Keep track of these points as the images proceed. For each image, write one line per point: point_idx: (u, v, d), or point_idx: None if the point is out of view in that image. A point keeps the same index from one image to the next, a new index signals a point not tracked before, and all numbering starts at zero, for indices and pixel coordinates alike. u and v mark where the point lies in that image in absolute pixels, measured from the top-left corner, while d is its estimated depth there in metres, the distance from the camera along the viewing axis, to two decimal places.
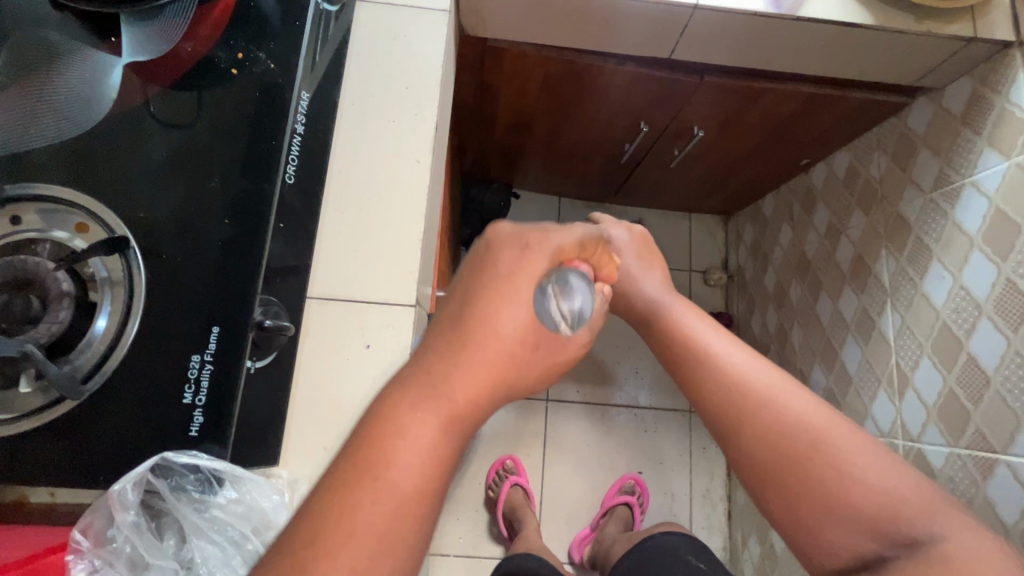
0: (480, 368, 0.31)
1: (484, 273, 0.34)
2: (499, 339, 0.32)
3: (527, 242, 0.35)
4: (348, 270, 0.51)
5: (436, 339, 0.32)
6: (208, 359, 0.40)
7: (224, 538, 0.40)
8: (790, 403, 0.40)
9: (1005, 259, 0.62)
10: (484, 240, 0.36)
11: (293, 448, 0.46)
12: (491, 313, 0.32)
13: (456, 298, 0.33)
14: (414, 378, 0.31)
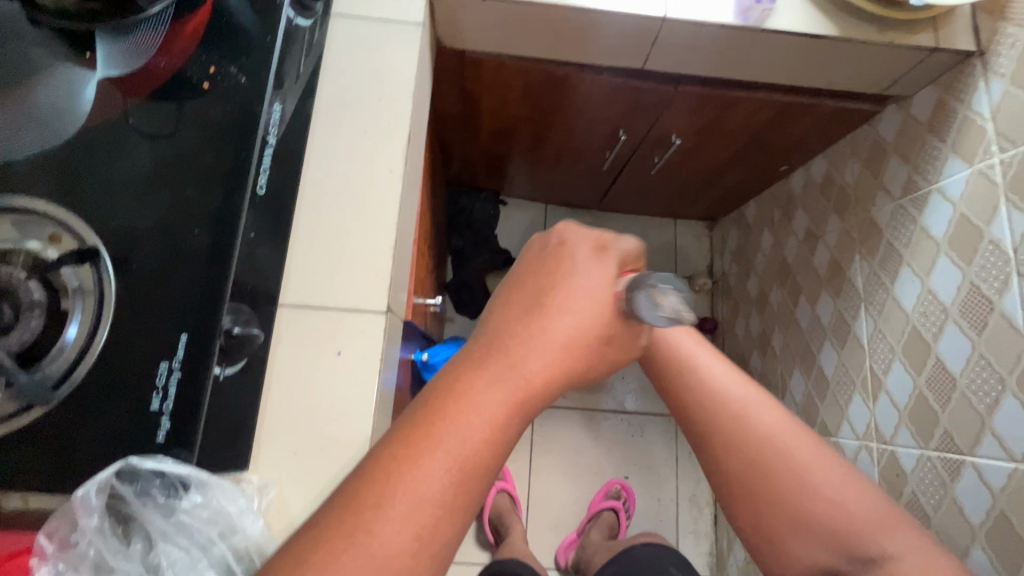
0: (551, 355, 0.33)
1: (560, 266, 0.37)
2: (568, 332, 0.34)
3: (595, 238, 0.38)
4: (319, 279, 0.52)
5: (507, 326, 0.34)
6: (176, 366, 0.41)
7: (191, 542, 0.41)
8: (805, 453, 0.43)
9: (969, 264, 0.63)
10: (554, 234, 0.39)
11: (264, 453, 0.47)
12: (563, 300, 0.35)
13: (530, 281, 0.36)
14: (476, 367, 0.33)
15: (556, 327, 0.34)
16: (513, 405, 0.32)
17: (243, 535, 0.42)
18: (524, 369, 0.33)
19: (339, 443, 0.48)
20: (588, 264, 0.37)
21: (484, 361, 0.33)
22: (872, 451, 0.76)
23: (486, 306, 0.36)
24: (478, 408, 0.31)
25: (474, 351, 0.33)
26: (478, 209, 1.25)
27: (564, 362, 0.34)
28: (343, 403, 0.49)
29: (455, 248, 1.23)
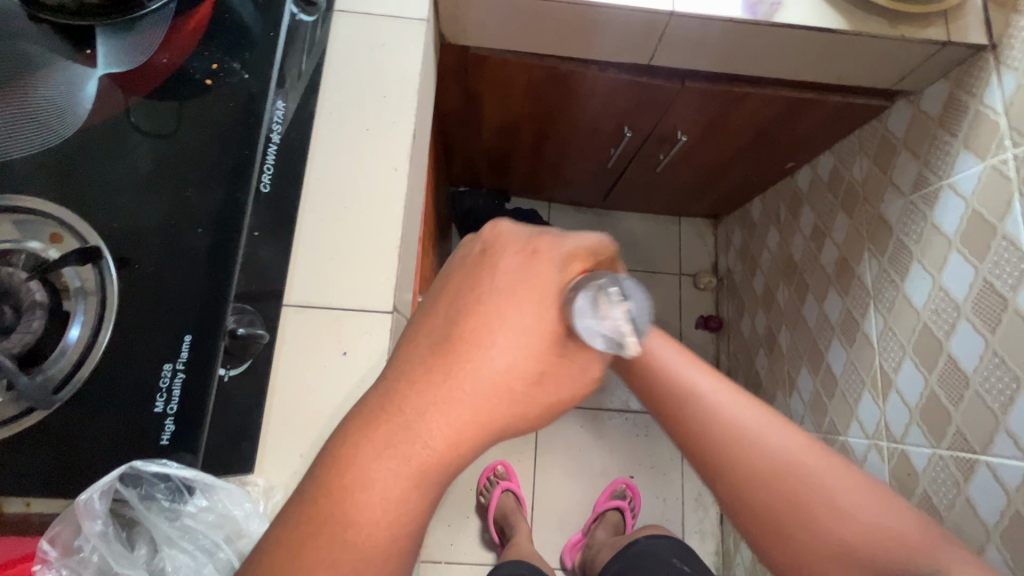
0: (464, 394, 0.31)
1: (479, 285, 0.32)
2: (485, 368, 0.31)
3: (525, 243, 0.33)
4: (324, 277, 0.51)
5: (404, 373, 0.31)
6: (180, 368, 0.40)
7: (196, 546, 0.40)
8: (776, 439, 0.38)
9: (982, 260, 0.62)
10: (480, 240, 0.34)
11: (269, 456, 0.46)
12: (477, 323, 0.31)
13: (444, 312, 0.32)
14: (375, 420, 0.31)
15: (471, 365, 0.31)
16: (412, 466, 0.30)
17: (248, 538, 0.41)
18: (433, 420, 0.30)
19: None
20: (514, 278, 0.32)
21: (391, 411, 0.31)
22: (882, 450, 0.75)
23: (411, 329, 0.33)
24: (386, 464, 0.30)
25: (382, 398, 0.31)
26: (482, 204, 1.22)
27: (480, 406, 0.31)
28: (350, 403, 0.48)
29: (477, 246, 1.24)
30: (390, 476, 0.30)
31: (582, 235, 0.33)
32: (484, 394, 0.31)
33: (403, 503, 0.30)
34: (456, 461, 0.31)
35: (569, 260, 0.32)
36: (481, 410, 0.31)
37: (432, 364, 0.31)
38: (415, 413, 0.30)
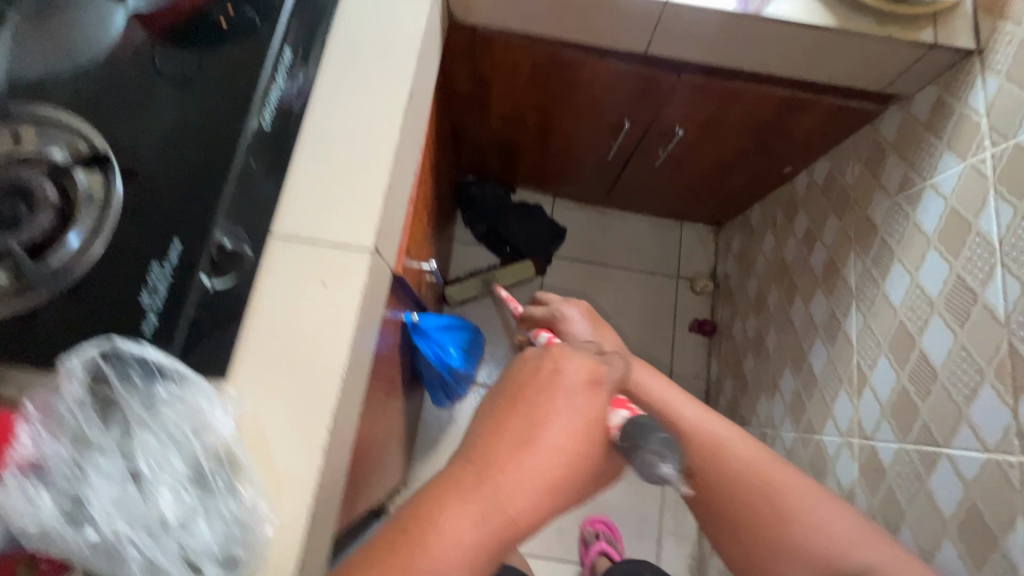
0: (537, 478, 0.37)
1: (551, 390, 0.41)
2: (559, 453, 0.38)
3: (591, 369, 0.43)
4: (311, 214, 0.55)
5: (487, 457, 0.38)
6: (167, 270, 0.44)
7: (163, 432, 0.43)
8: (754, 462, 0.53)
9: (956, 257, 0.63)
10: (551, 360, 0.43)
11: (242, 368, 0.50)
12: (551, 418, 0.40)
13: (519, 409, 0.40)
14: (458, 499, 0.36)
15: (545, 444, 0.39)
16: (486, 538, 0.35)
17: (215, 434, 0.44)
18: (512, 489, 0.37)
19: (315, 367, 0.51)
20: (577, 387, 0.42)
21: (477, 481, 0.37)
22: (853, 448, 0.75)
23: (486, 419, 0.40)
24: (462, 524, 0.35)
25: (473, 474, 0.37)
26: (489, 193, 1.28)
27: (550, 482, 0.38)
28: (323, 328, 0.52)
29: (481, 235, 1.31)
30: (466, 538, 0.35)
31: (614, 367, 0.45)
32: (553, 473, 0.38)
33: (476, 565, 0.35)
34: (522, 531, 0.37)
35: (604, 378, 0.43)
36: (547, 484, 0.38)
37: (515, 444, 0.38)
38: (497, 479, 0.37)
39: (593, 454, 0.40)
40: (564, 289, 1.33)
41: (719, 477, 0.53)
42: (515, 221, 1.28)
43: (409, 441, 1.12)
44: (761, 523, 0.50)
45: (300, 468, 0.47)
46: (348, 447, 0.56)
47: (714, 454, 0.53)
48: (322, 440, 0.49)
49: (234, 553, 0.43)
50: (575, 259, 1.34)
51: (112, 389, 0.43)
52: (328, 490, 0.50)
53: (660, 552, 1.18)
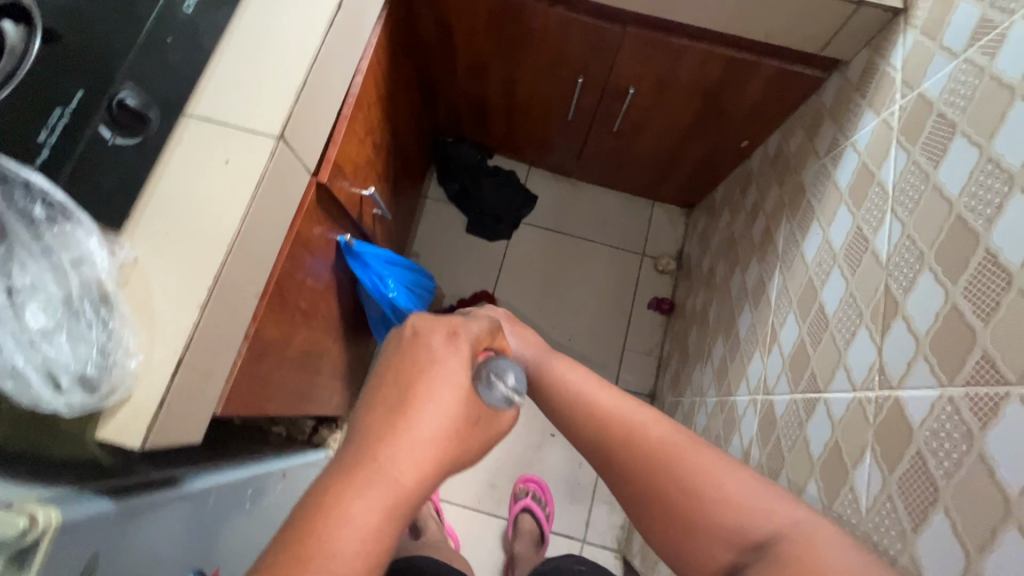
0: (427, 443, 0.34)
1: (419, 357, 0.38)
2: (445, 416, 0.35)
3: (447, 326, 0.40)
4: (227, 99, 0.58)
5: (365, 432, 0.34)
6: (66, 114, 0.50)
7: (41, 255, 0.47)
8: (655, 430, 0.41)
9: (859, 208, 0.64)
10: (410, 326, 0.40)
11: (141, 226, 0.52)
12: (430, 387, 0.36)
13: (391, 378, 0.37)
14: (343, 481, 0.32)
15: (430, 408, 0.35)
16: (383, 513, 0.31)
17: (90, 267, 0.48)
18: (406, 461, 0.33)
19: (206, 234, 0.53)
20: (446, 347, 0.39)
21: (362, 460, 0.33)
22: (756, 404, 0.75)
23: (360, 399, 0.36)
24: (361, 509, 0.31)
25: (356, 450, 0.33)
26: (465, 156, 1.30)
27: (439, 446, 0.35)
28: (219, 201, 0.55)
29: (453, 194, 1.35)
30: (364, 522, 0.31)
31: (478, 323, 0.44)
32: (445, 437, 0.35)
33: (379, 544, 0.31)
34: (425, 500, 0.34)
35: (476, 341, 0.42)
36: (434, 448, 0.34)
37: (395, 416, 0.35)
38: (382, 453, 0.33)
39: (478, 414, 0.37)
40: (530, 255, 1.35)
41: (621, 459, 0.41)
42: (488, 185, 1.31)
43: (355, 377, 1.16)
44: (651, 487, 0.39)
45: (174, 319, 0.51)
46: (236, 323, 0.59)
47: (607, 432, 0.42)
48: (200, 300, 0.52)
49: (89, 374, 0.46)
50: (544, 227, 1.37)
51: None
52: (203, 349, 0.54)
53: (590, 517, 1.19)
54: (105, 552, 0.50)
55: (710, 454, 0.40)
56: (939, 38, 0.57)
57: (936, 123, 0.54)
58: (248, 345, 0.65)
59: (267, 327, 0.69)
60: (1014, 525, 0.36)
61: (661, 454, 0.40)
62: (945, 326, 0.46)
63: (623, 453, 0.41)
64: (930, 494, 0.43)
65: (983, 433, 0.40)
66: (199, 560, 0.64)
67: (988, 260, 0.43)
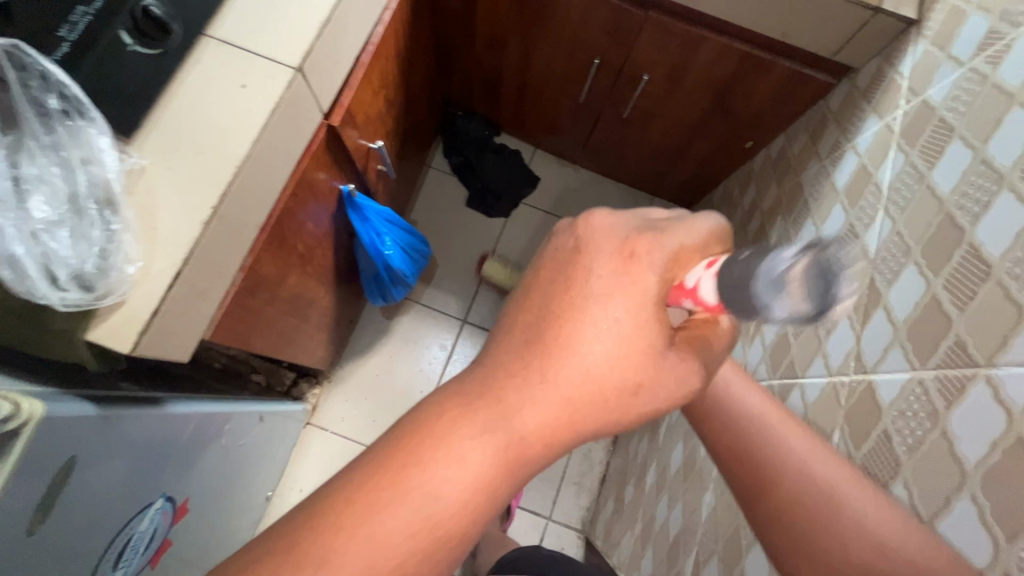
0: (555, 401, 0.34)
1: (575, 278, 0.36)
2: (580, 375, 0.34)
3: (621, 249, 0.35)
4: (249, 25, 0.58)
5: (497, 367, 0.35)
6: (90, 13, 0.51)
7: (50, 149, 0.48)
8: (816, 466, 0.43)
9: (853, 207, 0.66)
10: (576, 238, 0.37)
11: (152, 135, 0.52)
12: (559, 338, 0.34)
13: (535, 312, 0.36)
14: (455, 417, 0.34)
15: (568, 365, 0.34)
16: (489, 462, 0.33)
17: (99, 167, 0.48)
18: (529, 406, 0.33)
19: (218, 154, 0.54)
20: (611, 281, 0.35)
21: (487, 397, 0.34)
22: None
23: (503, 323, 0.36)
24: (469, 449, 0.33)
25: (484, 378, 0.35)
26: (473, 128, 1.31)
27: (515, 433, 0.33)
28: (232, 122, 0.55)
29: (456, 166, 1.35)
30: (472, 462, 0.33)
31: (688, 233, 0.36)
32: (567, 400, 0.34)
33: (473, 494, 0.33)
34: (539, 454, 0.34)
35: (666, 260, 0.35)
36: (525, 441, 0.34)
37: (487, 388, 0.34)
38: (456, 430, 0.33)
39: (598, 410, 0.34)
40: (527, 235, 1.36)
41: (784, 478, 0.43)
42: (492, 161, 1.32)
43: (340, 334, 1.16)
44: (813, 514, 0.41)
45: (175, 232, 0.51)
46: (235, 249, 0.59)
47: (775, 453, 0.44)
48: (204, 216, 0.52)
49: (87, 272, 0.47)
50: (543, 210, 1.38)
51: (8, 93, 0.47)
52: (201, 268, 0.54)
53: (557, 496, 1.21)
54: (83, 453, 0.51)
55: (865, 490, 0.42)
56: (947, 48, 0.59)
57: (936, 126, 0.56)
58: (244, 276, 0.65)
59: (264, 261, 0.69)
60: (967, 496, 0.39)
61: (822, 481, 0.42)
62: (922, 315, 0.48)
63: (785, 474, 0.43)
64: (891, 468, 0.46)
65: (946, 412, 0.42)
66: (168, 487, 0.69)
67: (971, 253, 0.45)
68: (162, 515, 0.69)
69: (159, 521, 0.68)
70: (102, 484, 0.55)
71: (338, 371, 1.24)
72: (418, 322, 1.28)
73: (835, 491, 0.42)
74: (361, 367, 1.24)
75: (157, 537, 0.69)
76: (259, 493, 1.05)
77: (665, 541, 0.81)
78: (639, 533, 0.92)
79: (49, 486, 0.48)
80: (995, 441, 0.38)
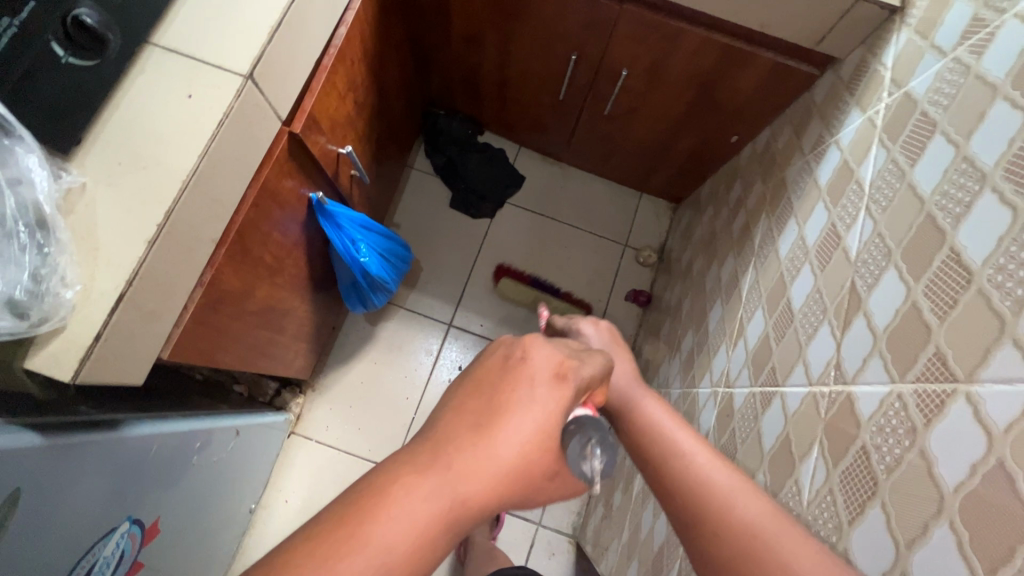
0: (491, 472, 0.33)
1: (517, 373, 0.36)
2: (514, 449, 0.34)
3: (557, 362, 0.37)
4: (197, 32, 0.55)
5: (438, 439, 0.34)
6: (16, 22, 0.47)
7: None
8: (749, 507, 0.42)
9: (835, 206, 0.63)
10: (519, 346, 0.38)
11: (92, 153, 0.50)
12: (497, 428, 0.34)
13: (477, 391, 0.36)
14: (391, 485, 0.32)
15: (510, 438, 0.34)
16: (416, 538, 0.31)
17: (28, 187, 0.46)
18: (468, 475, 0.33)
19: (161, 169, 0.51)
20: (551, 378, 0.36)
21: (427, 464, 0.33)
22: (716, 396, 0.75)
23: (451, 399, 0.37)
24: (400, 520, 0.31)
25: (427, 448, 0.34)
26: (455, 127, 1.28)
27: (451, 509, 0.32)
28: (177, 135, 0.52)
29: (439, 167, 1.32)
30: (399, 534, 0.31)
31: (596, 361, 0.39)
32: (501, 472, 0.33)
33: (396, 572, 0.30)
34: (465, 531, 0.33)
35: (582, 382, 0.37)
36: (451, 517, 0.32)
37: (432, 458, 0.33)
38: (386, 508, 0.31)
39: (523, 487, 0.35)
40: (512, 236, 1.33)
41: (716, 525, 0.42)
42: (476, 160, 1.28)
43: (322, 341, 1.14)
44: (745, 560, 0.40)
45: (117, 253, 0.49)
46: (186, 267, 0.57)
47: (707, 498, 0.44)
48: (148, 235, 0.50)
49: (19, 298, 0.44)
50: (529, 209, 1.35)
51: None
52: (148, 290, 0.51)
53: (547, 502, 1.19)
54: (30, 484, 0.50)
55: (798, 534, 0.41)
56: (930, 37, 0.56)
57: (918, 121, 0.53)
58: (202, 292, 0.62)
59: (226, 276, 0.67)
60: (946, 522, 0.36)
61: (757, 526, 0.41)
62: (903, 323, 0.45)
63: (714, 519, 0.43)
64: (869, 488, 0.43)
65: (926, 431, 0.39)
66: (135, 509, 0.66)
67: (952, 259, 0.42)
68: (131, 538, 0.67)
69: (126, 544, 0.66)
70: (54, 515, 0.53)
71: (321, 379, 1.22)
72: (403, 326, 1.26)
73: (765, 534, 0.41)
74: (344, 374, 1.22)
75: (125, 561, 0.67)
76: (243, 506, 1.03)
77: (650, 552, 0.79)
78: (625, 541, 0.90)
79: None
80: (974, 465, 0.35)
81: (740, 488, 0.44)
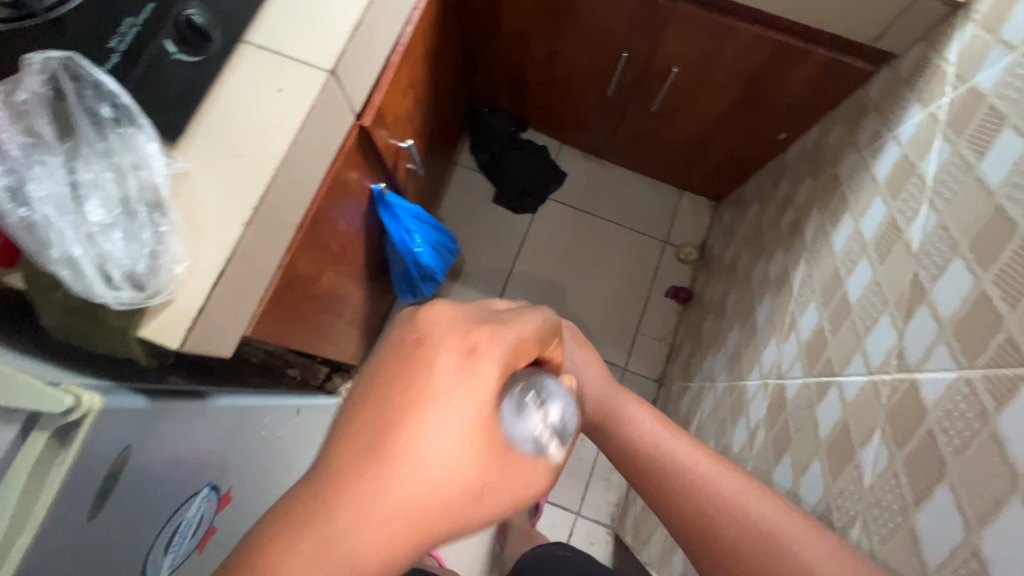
0: (389, 517, 0.29)
1: (419, 373, 0.32)
2: (415, 481, 0.29)
3: (465, 339, 0.33)
4: (286, 31, 0.59)
5: (322, 489, 0.29)
6: (137, 23, 0.54)
7: (103, 157, 0.50)
8: (765, 513, 0.45)
9: (894, 200, 0.64)
10: (416, 331, 0.34)
11: (195, 141, 0.55)
12: (394, 450, 0.30)
13: (357, 409, 0.31)
14: (281, 552, 0.29)
15: (408, 466, 0.29)
16: None
17: (147, 172, 0.51)
18: (362, 525, 0.29)
19: (255, 156, 0.55)
20: (452, 375, 0.32)
21: (313, 518, 0.29)
22: (767, 388, 0.76)
23: (331, 429, 0.31)
24: None
25: (309, 496, 0.30)
26: (498, 124, 1.30)
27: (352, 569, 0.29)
28: (269, 126, 0.56)
29: (484, 164, 1.36)
30: None
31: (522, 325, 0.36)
32: (402, 511, 0.29)
33: None
34: None
35: (513, 352, 0.34)
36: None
37: (314, 511, 0.29)
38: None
39: (443, 521, 0.30)
40: (553, 232, 1.36)
41: (729, 535, 0.44)
42: (518, 157, 1.32)
43: (371, 329, 1.18)
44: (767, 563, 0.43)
45: (218, 233, 0.53)
46: (271, 248, 0.61)
47: (719, 511, 0.45)
48: (245, 216, 0.54)
49: (138, 271, 0.49)
50: (570, 206, 1.37)
51: (66, 101, 0.50)
52: (242, 268, 0.56)
53: (585, 493, 1.21)
54: (136, 441, 0.54)
55: (817, 534, 0.44)
56: (998, 32, 0.56)
57: (985, 116, 0.53)
58: (281, 274, 0.67)
59: (299, 261, 0.71)
60: (1019, 500, 0.37)
61: (773, 531, 0.44)
62: (971, 311, 0.46)
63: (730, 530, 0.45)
64: (936, 470, 0.44)
65: (998, 413, 0.40)
66: (213, 475, 0.70)
67: None
68: (208, 503, 0.70)
69: (205, 508, 0.70)
70: (151, 474, 0.57)
71: None
72: None
73: (782, 540, 0.44)
74: None
75: (204, 523, 0.70)
76: None
77: None
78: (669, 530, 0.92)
79: (106, 475, 0.50)
80: None
81: (746, 495, 0.45)
